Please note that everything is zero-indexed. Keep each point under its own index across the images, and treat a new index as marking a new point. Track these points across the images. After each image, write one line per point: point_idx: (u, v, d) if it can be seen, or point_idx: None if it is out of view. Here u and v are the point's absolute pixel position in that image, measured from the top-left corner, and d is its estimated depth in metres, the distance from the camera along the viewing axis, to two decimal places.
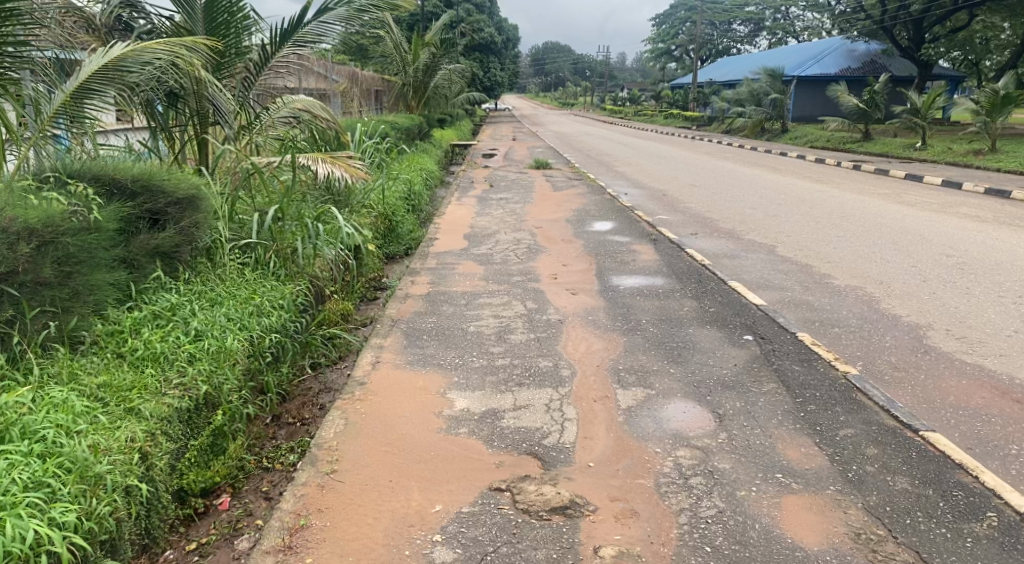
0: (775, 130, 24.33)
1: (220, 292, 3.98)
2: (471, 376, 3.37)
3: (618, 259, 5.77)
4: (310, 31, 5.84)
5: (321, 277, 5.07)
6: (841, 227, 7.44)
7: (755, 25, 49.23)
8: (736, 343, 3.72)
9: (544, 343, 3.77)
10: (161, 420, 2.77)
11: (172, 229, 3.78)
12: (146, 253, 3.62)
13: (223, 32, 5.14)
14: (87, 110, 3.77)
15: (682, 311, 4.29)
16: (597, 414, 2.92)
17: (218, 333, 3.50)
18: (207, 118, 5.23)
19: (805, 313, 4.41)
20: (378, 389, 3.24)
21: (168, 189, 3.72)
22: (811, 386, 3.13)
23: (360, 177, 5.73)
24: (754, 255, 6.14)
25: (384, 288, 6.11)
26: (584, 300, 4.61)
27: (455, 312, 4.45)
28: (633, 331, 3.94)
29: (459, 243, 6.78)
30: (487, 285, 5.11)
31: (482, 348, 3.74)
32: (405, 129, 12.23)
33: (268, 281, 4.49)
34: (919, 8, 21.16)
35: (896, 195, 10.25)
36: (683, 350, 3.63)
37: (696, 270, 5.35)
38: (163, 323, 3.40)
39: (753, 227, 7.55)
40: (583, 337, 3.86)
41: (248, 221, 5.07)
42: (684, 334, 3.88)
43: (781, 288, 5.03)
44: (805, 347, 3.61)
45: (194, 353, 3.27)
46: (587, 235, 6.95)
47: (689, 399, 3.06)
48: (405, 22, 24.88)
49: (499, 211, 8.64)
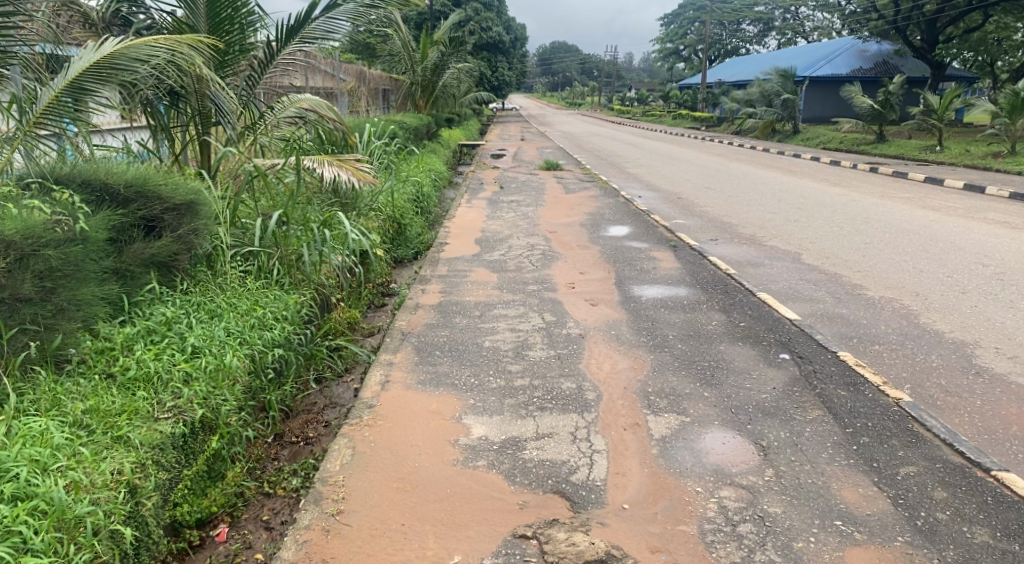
0: (787, 131, 24.01)
1: (219, 303, 3.75)
2: (489, 399, 3.13)
3: (637, 268, 5.51)
4: (318, 28, 5.61)
5: (327, 285, 4.85)
6: (867, 234, 7.16)
7: (764, 25, 48.73)
8: (772, 363, 3.46)
9: (565, 361, 3.52)
10: (152, 449, 2.53)
11: (169, 237, 3.54)
12: (141, 263, 3.37)
13: (226, 27, 4.89)
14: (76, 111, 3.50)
15: (710, 325, 4.04)
16: (628, 445, 2.67)
17: (217, 349, 3.26)
18: (209, 118, 5.00)
19: (841, 328, 4.14)
20: (387, 412, 3.00)
21: (165, 195, 3.48)
22: (862, 415, 2.88)
23: (369, 181, 5.49)
24: (779, 263, 5.88)
25: (392, 294, 5.89)
26: (605, 313, 4.35)
27: (468, 324, 4.20)
28: (661, 348, 3.68)
29: (470, 248, 6.54)
30: (501, 295, 4.85)
31: (500, 366, 3.49)
32: (414, 129, 12.00)
33: (271, 290, 4.25)
34: (935, 8, 20.79)
35: (918, 198, 9.94)
36: (715, 371, 3.37)
37: (721, 279, 5.09)
38: (158, 339, 3.16)
39: (774, 232, 7.28)
40: (606, 354, 3.60)
41: (251, 226, 4.85)
42: (716, 351, 3.63)
43: (812, 299, 4.77)
44: (848, 369, 3.35)
45: (190, 372, 3.03)
46: (604, 240, 6.72)
47: (729, 428, 2.81)
48: (412, 20, 24.59)
49: (511, 215, 8.39)
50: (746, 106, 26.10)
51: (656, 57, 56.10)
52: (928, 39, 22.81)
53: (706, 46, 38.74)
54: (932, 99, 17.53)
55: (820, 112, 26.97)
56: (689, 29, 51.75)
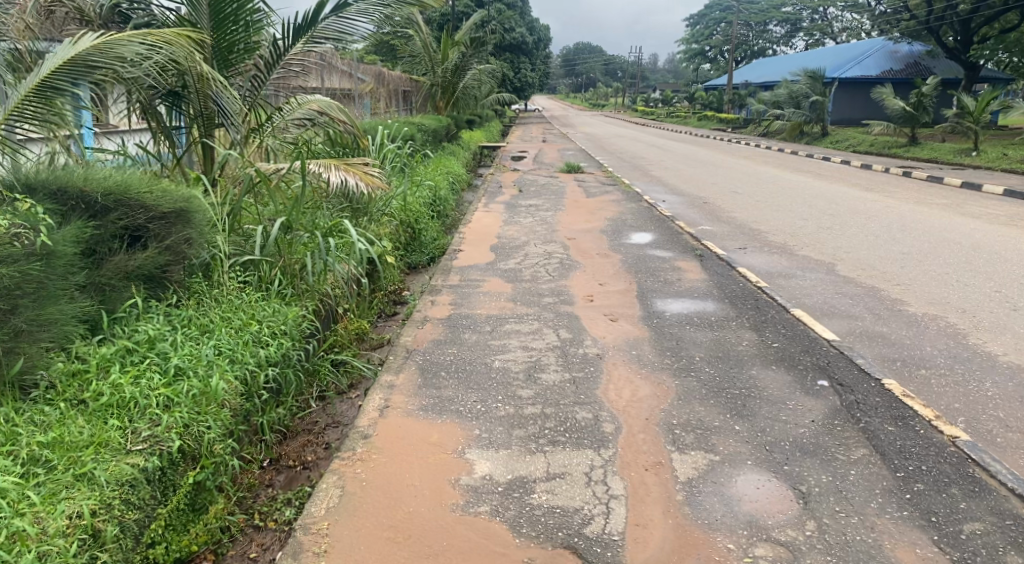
0: (815, 133, 23.48)
1: (212, 318, 3.53)
2: (496, 430, 2.84)
3: (661, 279, 5.21)
4: (330, 27, 5.36)
5: (332, 295, 4.60)
6: (905, 243, 6.75)
7: (791, 25, 47.88)
8: (810, 391, 3.13)
9: (580, 386, 3.22)
10: (120, 487, 2.31)
11: (155, 248, 3.31)
12: (121, 278, 3.16)
13: (230, 23, 4.64)
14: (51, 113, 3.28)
15: (741, 346, 3.71)
16: (650, 490, 2.37)
17: (203, 370, 3.03)
18: (211, 118, 4.76)
19: (884, 349, 3.78)
20: (383, 444, 2.73)
21: (150, 202, 3.25)
22: (914, 455, 2.54)
23: (378, 185, 5.23)
24: (812, 275, 5.52)
25: (404, 302, 5.65)
26: (625, 330, 4.04)
27: (478, 341, 3.92)
28: (686, 372, 3.37)
29: (485, 256, 6.27)
30: (514, 308, 4.57)
31: (509, 391, 3.21)
32: (433, 131, 11.79)
33: (270, 302, 4.01)
34: (969, 7, 20.16)
35: (956, 205, 9.47)
36: (747, 400, 3.05)
37: (750, 293, 4.75)
38: (137, 360, 2.95)
39: (806, 241, 6.90)
40: (627, 378, 3.30)
41: (254, 233, 4.63)
42: (747, 377, 3.31)
43: (850, 316, 4.42)
44: (895, 398, 2.99)
45: (171, 398, 2.80)
46: (625, 247, 6.42)
47: (764, 469, 2.49)
48: (434, 21, 24.44)
49: (529, 219, 8.11)
50: (774, 107, 25.56)
51: (681, 59, 55.54)
52: (962, 39, 22.15)
53: (732, 47, 38.10)
54: (967, 102, 16.95)
55: (849, 114, 26.34)
56: (716, 30, 51.13)
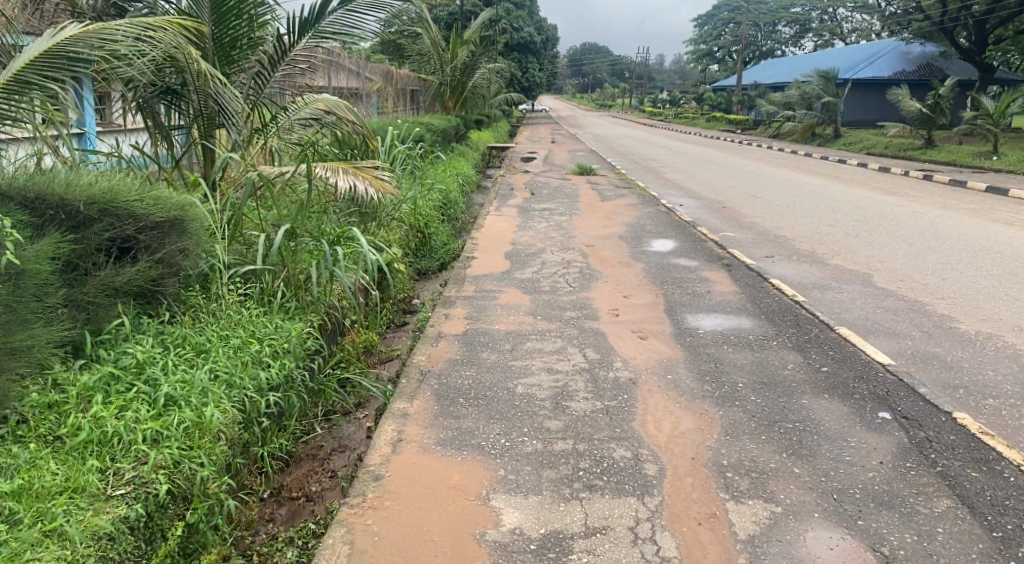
0: (828, 135, 23.11)
1: (207, 339, 3.24)
2: (525, 470, 2.52)
3: (689, 291, 4.89)
4: (338, 21, 5.05)
5: (338, 308, 4.30)
6: (940, 252, 6.41)
7: (800, 26, 47.39)
8: (872, 426, 2.79)
9: (615, 418, 2.90)
10: (96, 542, 2.02)
11: (146, 261, 3.00)
12: (106, 296, 2.86)
13: (233, 17, 4.32)
14: (18, 108, 2.90)
15: (785, 370, 3.39)
16: (706, 552, 2.05)
17: (197, 399, 2.74)
18: (212, 118, 4.45)
19: (944, 374, 3.44)
20: (397, 488, 2.43)
21: (139, 211, 2.94)
22: (1010, 512, 2.21)
23: (388, 190, 4.92)
24: (849, 287, 5.18)
25: (414, 312, 5.36)
26: (657, 350, 3.72)
27: (497, 362, 3.61)
28: (730, 401, 3.04)
29: (499, 263, 5.96)
30: (534, 323, 4.25)
31: (536, 422, 2.89)
32: (442, 132, 11.50)
33: (271, 318, 3.72)
34: (985, 8, 19.80)
35: (984, 211, 9.10)
36: (803, 436, 2.73)
37: (787, 307, 4.43)
38: (123, 388, 2.66)
39: (836, 249, 6.56)
40: (664, 408, 2.97)
41: (255, 241, 4.33)
42: (799, 408, 2.98)
43: (898, 334, 4.08)
44: (972, 437, 2.66)
45: (160, 431, 2.52)
46: (648, 255, 6.10)
47: (835, 524, 2.17)
48: (443, 20, 24.23)
49: (543, 224, 7.79)
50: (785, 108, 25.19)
51: (689, 59, 55.12)
52: (975, 40, 21.76)
53: (742, 47, 37.67)
54: (988, 102, 16.62)
55: (862, 115, 25.92)
56: (724, 30, 50.82)
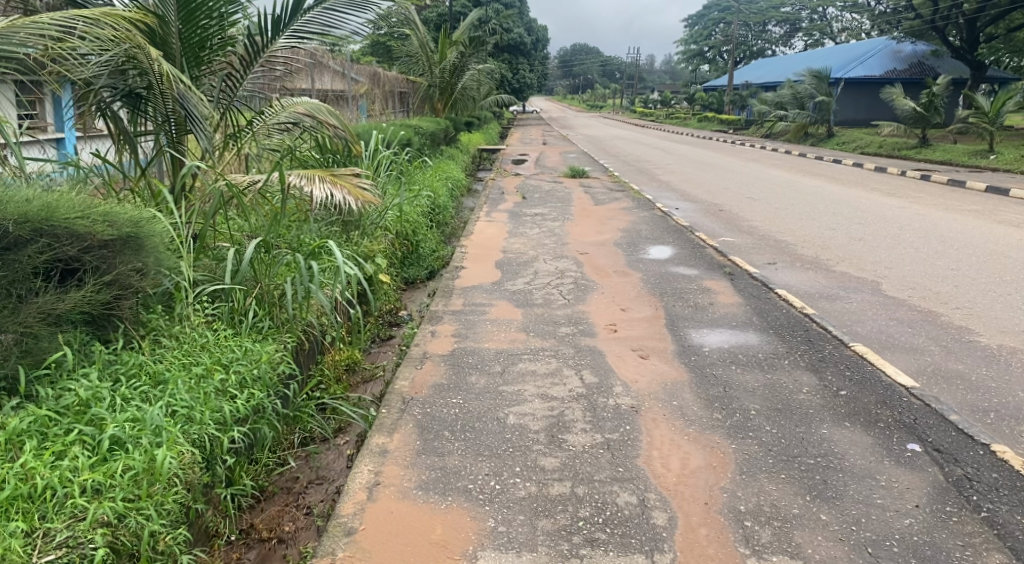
0: (821, 134, 22.94)
1: (165, 368, 2.93)
2: (517, 521, 2.24)
3: (690, 303, 4.61)
4: (316, 20, 4.68)
5: (315, 327, 3.99)
6: (949, 257, 6.15)
7: (790, 25, 47.31)
8: (903, 461, 2.51)
9: (616, 454, 2.61)
10: None
11: (92, 285, 2.68)
12: (45, 327, 2.55)
13: (203, 16, 3.99)
14: None
15: (801, 395, 3.10)
16: None
17: (147, 440, 2.43)
18: (180, 124, 4.14)
19: (972, 395, 3.17)
20: (372, 545, 2.14)
21: (82, 230, 2.61)
22: None
23: (369, 198, 4.61)
24: (858, 296, 4.92)
25: (400, 324, 5.07)
26: (659, 371, 3.44)
27: (487, 387, 3.31)
28: (744, 432, 2.76)
29: (490, 273, 5.67)
30: (527, 341, 3.96)
31: (529, 460, 2.61)
32: (431, 135, 11.20)
33: (241, 341, 3.41)
34: (976, 7, 19.66)
35: (988, 212, 8.85)
36: (827, 474, 2.44)
37: (797, 321, 4.16)
38: (61, 433, 2.36)
39: (840, 255, 6.30)
40: (671, 442, 2.69)
41: (226, 256, 4.02)
42: (819, 439, 2.71)
43: (917, 349, 3.81)
44: (1016, 476, 2.38)
45: (102, 481, 2.22)
46: (645, 263, 5.83)
47: None
48: (431, 21, 23.98)
49: (535, 231, 7.51)
50: (777, 108, 25.04)
51: (680, 58, 55.02)
52: (967, 38, 21.63)
53: (733, 46, 37.47)
54: (983, 101, 16.45)
55: (854, 114, 25.78)
56: (714, 30, 50.76)
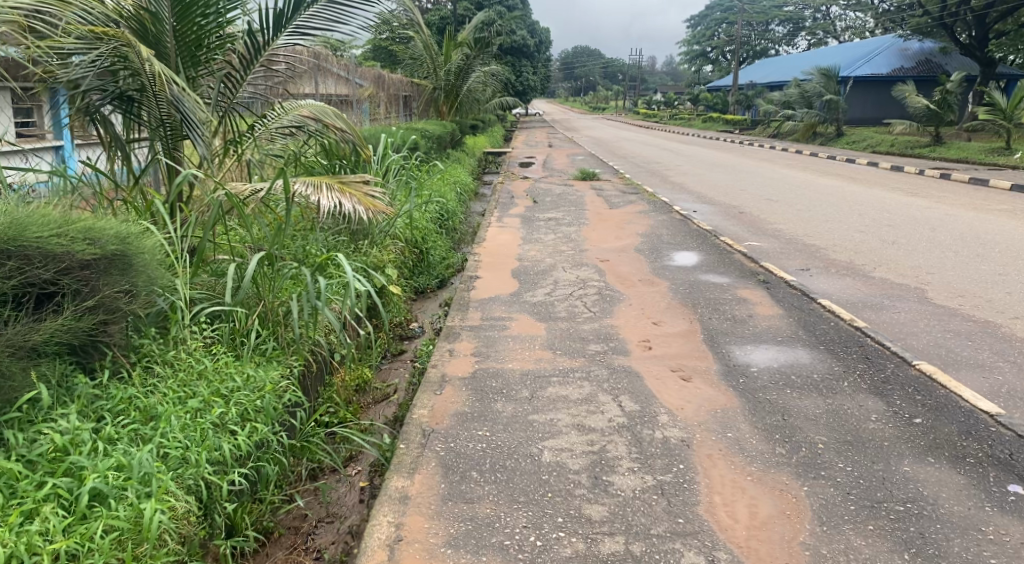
0: (829, 134, 22.56)
1: (156, 403, 2.59)
2: None
3: (727, 315, 4.26)
4: (319, 15, 4.33)
5: (323, 347, 3.64)
6: (993, 261, 5.78)
7: (793, 25, 46.90)
8: (1010, 510, 2.17)
9: (673, 501, 2.27)
10: None
11: (71, 311, 2.35)
12: (18, 362, 2.20)
13: (198, 12, 3.66)
14: None
15: (870, 424, 2.76)
16: None
17: (133, 492, 2.10)
18: (175, 128, 3.81)
19: None
20: None
21: (58, 250, 2.28)
22: None
23: (380, 208, 4.27)
24: (905, 305, 4.57)
25: (412, 338, 4.75)
26: (707, 395, 3.09)
27: (515, 416, 2.98)
28: (816, 472, 2.42)
29: (508, 284, 5.33)
30: (554, 361, 3.62)
31: (572, 508, 2.26)
32: (438, 138, 10.89)
33: (243, 365, 3.07)
34: None
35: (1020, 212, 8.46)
36: (923, 524, 2.11)
37: (849, 336, 3.81)
38: (33, 487, 2.03)
39: (876, 260, 5.94)
40: (734, 484, 2.35)
41: (227, 271, 3.69)
42: (905, 478, 2.36)
43: (985, 366, 3.46)
44: None
45: (79, 546, 1.89)
46: (670, 271, 5.48)
47: None
48: (434, 25, 23.78)
49: (550, 237, 7.16)
50: (784, 108, 24.71)
51: (682, 59, 54.69)
52: (976, 35, 20.99)
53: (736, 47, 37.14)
54: (999, 97, 16.02)
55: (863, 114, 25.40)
56: (717, 31, 50.43)
